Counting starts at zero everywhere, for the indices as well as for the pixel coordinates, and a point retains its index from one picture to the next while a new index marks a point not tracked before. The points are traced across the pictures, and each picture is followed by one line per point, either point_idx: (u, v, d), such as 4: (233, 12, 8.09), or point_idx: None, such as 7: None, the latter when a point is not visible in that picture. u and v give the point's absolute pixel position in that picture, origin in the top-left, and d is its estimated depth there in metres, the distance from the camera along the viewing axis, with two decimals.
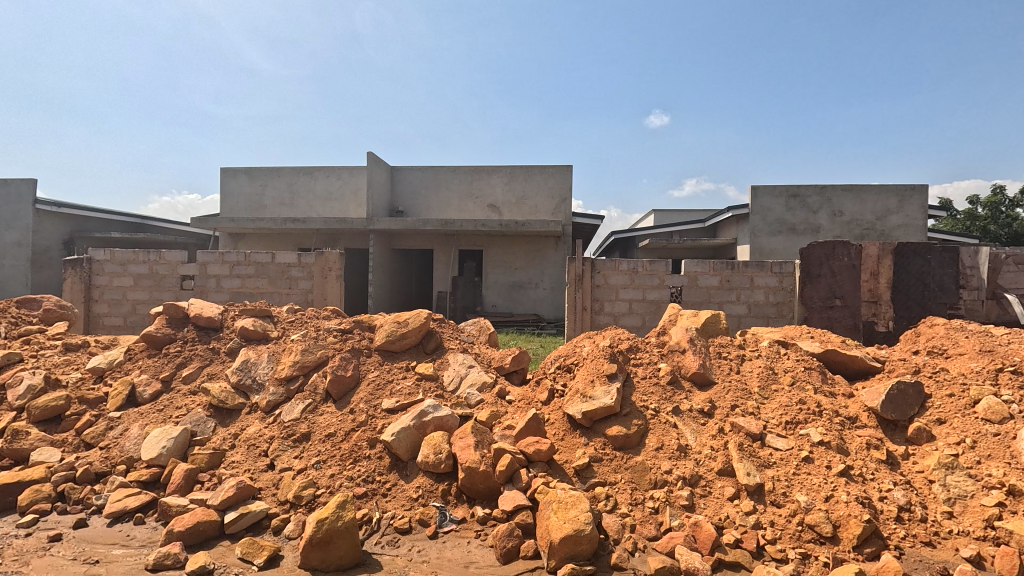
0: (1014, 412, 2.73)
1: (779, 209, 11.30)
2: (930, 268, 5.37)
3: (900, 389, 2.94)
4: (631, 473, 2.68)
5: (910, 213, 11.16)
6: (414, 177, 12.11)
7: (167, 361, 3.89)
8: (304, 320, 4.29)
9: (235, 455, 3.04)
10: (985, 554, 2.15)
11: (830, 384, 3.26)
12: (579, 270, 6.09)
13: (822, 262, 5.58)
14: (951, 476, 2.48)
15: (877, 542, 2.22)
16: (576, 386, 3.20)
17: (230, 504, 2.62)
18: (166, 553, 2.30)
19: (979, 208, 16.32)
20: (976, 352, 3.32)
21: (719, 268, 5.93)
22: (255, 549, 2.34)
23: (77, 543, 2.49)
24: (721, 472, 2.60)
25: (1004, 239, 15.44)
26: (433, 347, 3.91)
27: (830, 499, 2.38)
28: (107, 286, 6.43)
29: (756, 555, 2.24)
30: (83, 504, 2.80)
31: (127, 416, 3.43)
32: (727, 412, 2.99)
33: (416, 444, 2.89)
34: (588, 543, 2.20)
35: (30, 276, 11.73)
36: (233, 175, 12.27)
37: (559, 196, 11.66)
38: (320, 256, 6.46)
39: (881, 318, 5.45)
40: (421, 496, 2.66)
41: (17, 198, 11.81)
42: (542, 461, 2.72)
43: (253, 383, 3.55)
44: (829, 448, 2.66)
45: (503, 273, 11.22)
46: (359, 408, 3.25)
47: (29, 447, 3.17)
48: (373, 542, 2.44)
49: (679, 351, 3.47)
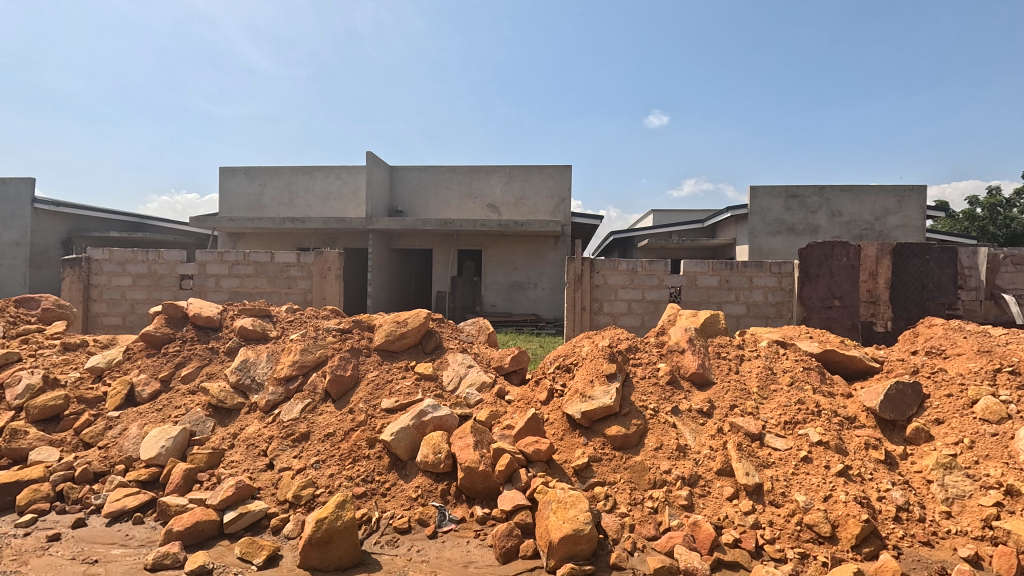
0: (1013, 412, 2.73)
1: (778, 209, 11.31)
2: (929, 268, 5.37)
3: (898, 389, 2.95)
4: (631, 473, 2.68)
5: (909, 213, 11.17)
6: (414, 177, 12.11)
7: (166, 360, 3.89)
8: (304, 320, 4.28)
9: (235, 455, 3.04)
10: (983, 554, 2.16)
11: (829, 384, 3.26)
12: (579, 270, 6.10)
13: (821, 262, 5.58)
14: (949, 476, 2.49)
15: (876, 542, 2.22)
16: (576, 386, 3.20)
17: (229, 503, 2.62)
18: (165, 553, 2.30)
19: (978, 209, 16.33)
20: (974, 352, 3.33)
21: (718, 268, 5.94)
22: (254, 548, 2.34)
23: (76, 543, 2.49)
24: (720, 472, 2.60)
25: (1002, 239, 15.50)
26: (432, 347, 3.91)
27: (828, 499, 2.39)
28: (105, 285, 6.42)
29: (755, 555, 2.24)
30: (82, 504, 2.79)
31: (126, 416, 3.43)
32: (726, 411, 3.00)
33: (416, 443, 2.89)
34: (588, 543, 2.21)
35: (30, 276, 11.72)
36: (233, 174, 12.26)
37: (558, 196, 11.66)
38: (319, 255, 6.46)
39: (881, 318, 5.45)
40: (421, 495, 2.66)
41: (15, 197, 11.78)
42: (542, 461, 2.72)
43: (252, 383, 3.55)
44: (828, 448, 2.67)
45: (502, 273, 11.22)
46: (359, 408, 3.25)
47: (28, 447, 3.16)
48: (373, 542, 2.44)
49: (678, 351, 3.48)
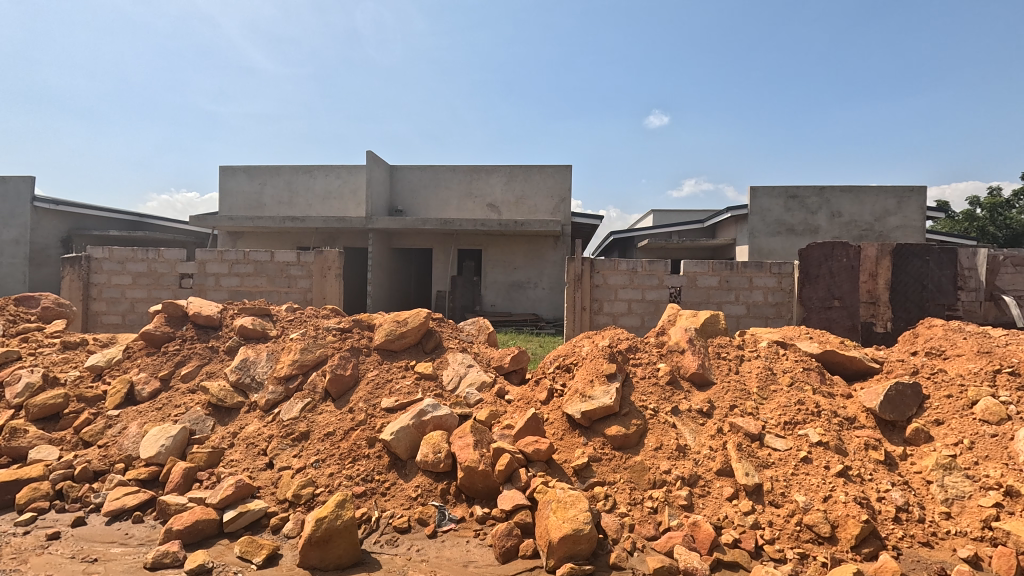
0: (1013, 413, 2.73)
1: (778, 210, 11.31)
2: (929, 269, 5.37)
3: (898, 390, 2.95)
4: (631, 473, 2.68)
5: (909, 214, 11.17)
6: (414, 176, 12.11)
7: (166, 359, 3.89)
8: (304, 320, 4.28)
9: (234, 454, 3.04)
10: (983, 555, 2.16)
11: (829, 385, 3.26)
12: (579, 270, 6.10)
13: (821, 262, 5.59)
14: (948, 476, 2.49)
15: (876, 543, 2.22)
16: (575, 386, 3.21)
17: (229, 503, 2.62)
18: (165, 552, 2.30)
19: (978, 209, 16.33)
20: (974, 353, 3.33)
21: (719, 268, 5.94)
22: (254, 547, 2.34)
23: (76, 542, 2.49)
24: (720, 472, 2.60)
25: (1002, 240, 15.50)
26: (432, 346, 3.91)
27: (828, 499, 2.39)
28: (106, 284, 6.42)
29: (755, 555, 2.24)
30: (82, 503, 2.79)
31: (126, 415, 3.43)
32: (726, 412, 3.00)
33: (416, 443, 2.89)
34: (587, 543, 2.21)
35: (30, 274, 11.73)
36: (233, 173, 12.26)
37: (559, 196, 11.65)
38: (319, 254, 6.45)
39: (881, 319, 5.45)
40: (421, 495, 2.66)
41: (15, 196, 11.78)
42: (542, 460, 2.72)
43: (252, 382, 3.55)
44: (827, 449, 2.67)
45: (502, 273, 11.22)
46: (359, 407, 3.25)
47: (27, 445, 3.16)
48: (372, 541, 2.44)
49: (678, 351, 3.48)
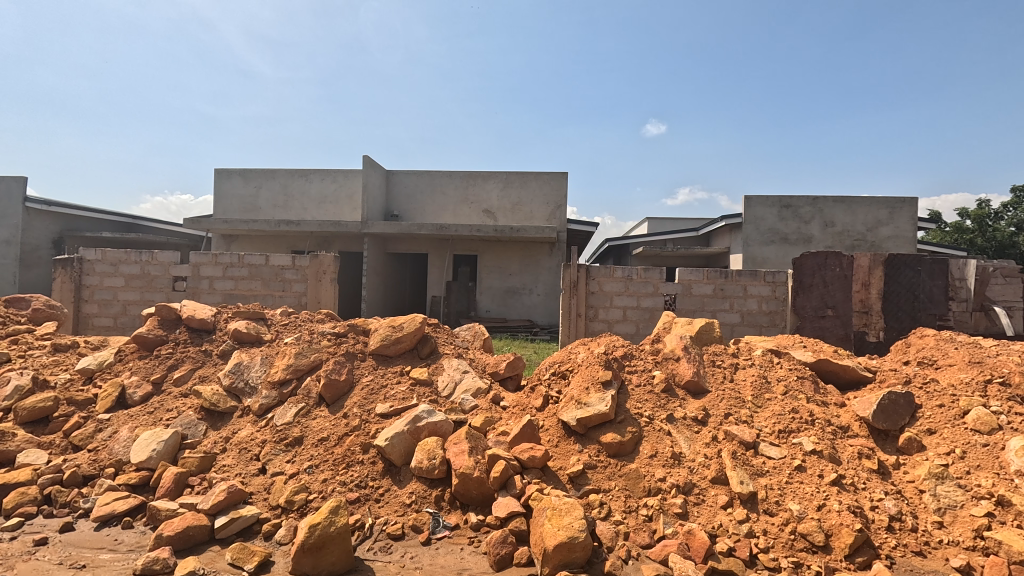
0: (1003, 423, 2.77)
1: (771, 219, 11.42)
2: (920, 279, 5.43)
3: (890, 398, 2.97)
4: (625, 481, 2.67)
5: (900, 225, 11.29)
6: (410, 183, 12.16)
7: (158, 362, 3.85)
8: (298, 323, 4.26)
9: (226, 459, 3.01)
10: (976, 565, 2.17)
11: (822, 393, 3.30)
12: (573, 277, 6.12)
13: (814, 271, 5.63)
14: (941, 486, 2.50)
15: (869, 552, 2.23)
16: (571, 392, 3.21)
17: (221, 508, 2.59)
18: (154, 558, 2.27)
19: (967, 220, 16.54)
20: (965, 363, 3.38)
21: (713, 276, 5.99)
22: (246, 554, 2.31)
23: (63, 548, 2.45)
24: (715, 480, 2.61)
25: (990, 251, 15.79)
26: (428, 352, 3.88)
27: (822, 507, 2.40)
28: (97, 286, 6.37)
29: (749, 563, 2.25)
30: (70, 508, 2.76)
31: (116, 418, 3.39)
32: (720, 420, 3.01)
33: (410, 448, 2.88)
34: (582, 551, 2.20)
35: (19, 275, 11.59)
36: (227, 175, 12.21)
37: (554, 202, 11.65)
38: (314, 258, 6.41)
39: (872, 328, 5.49)
40: (415, 502, 2.65)
41: (5, 196, 11.64)
42: (537, 467, 2.70)
43: (245, 387, 3.54)
44: (821, 457, 2.69)
45: (497, 279, 11.23)
46: (353, 413, 3.23)
47: (15, 448, 3.11)
48: (366, 548, 2.43)
49: (673, 359, 3.51)
